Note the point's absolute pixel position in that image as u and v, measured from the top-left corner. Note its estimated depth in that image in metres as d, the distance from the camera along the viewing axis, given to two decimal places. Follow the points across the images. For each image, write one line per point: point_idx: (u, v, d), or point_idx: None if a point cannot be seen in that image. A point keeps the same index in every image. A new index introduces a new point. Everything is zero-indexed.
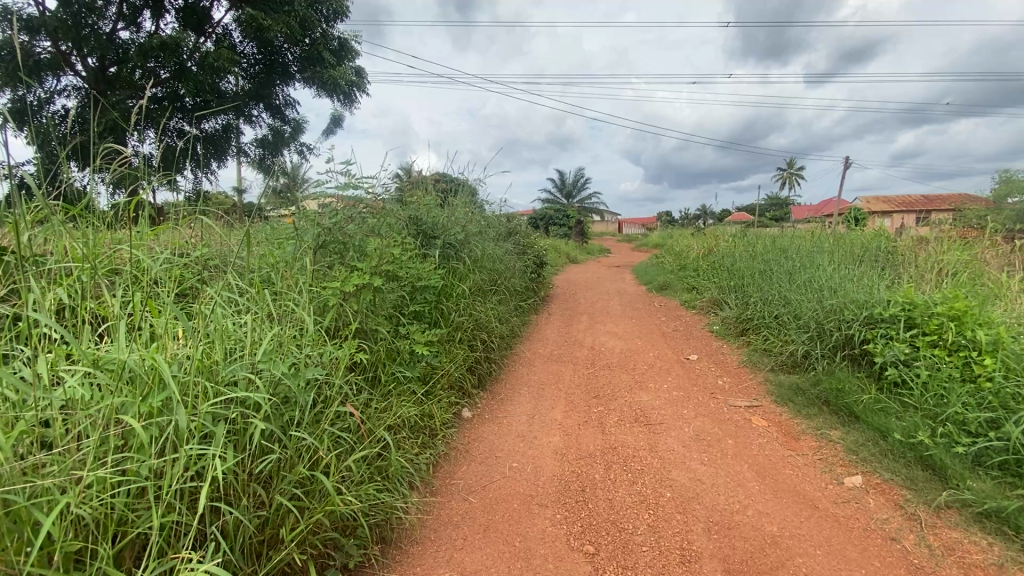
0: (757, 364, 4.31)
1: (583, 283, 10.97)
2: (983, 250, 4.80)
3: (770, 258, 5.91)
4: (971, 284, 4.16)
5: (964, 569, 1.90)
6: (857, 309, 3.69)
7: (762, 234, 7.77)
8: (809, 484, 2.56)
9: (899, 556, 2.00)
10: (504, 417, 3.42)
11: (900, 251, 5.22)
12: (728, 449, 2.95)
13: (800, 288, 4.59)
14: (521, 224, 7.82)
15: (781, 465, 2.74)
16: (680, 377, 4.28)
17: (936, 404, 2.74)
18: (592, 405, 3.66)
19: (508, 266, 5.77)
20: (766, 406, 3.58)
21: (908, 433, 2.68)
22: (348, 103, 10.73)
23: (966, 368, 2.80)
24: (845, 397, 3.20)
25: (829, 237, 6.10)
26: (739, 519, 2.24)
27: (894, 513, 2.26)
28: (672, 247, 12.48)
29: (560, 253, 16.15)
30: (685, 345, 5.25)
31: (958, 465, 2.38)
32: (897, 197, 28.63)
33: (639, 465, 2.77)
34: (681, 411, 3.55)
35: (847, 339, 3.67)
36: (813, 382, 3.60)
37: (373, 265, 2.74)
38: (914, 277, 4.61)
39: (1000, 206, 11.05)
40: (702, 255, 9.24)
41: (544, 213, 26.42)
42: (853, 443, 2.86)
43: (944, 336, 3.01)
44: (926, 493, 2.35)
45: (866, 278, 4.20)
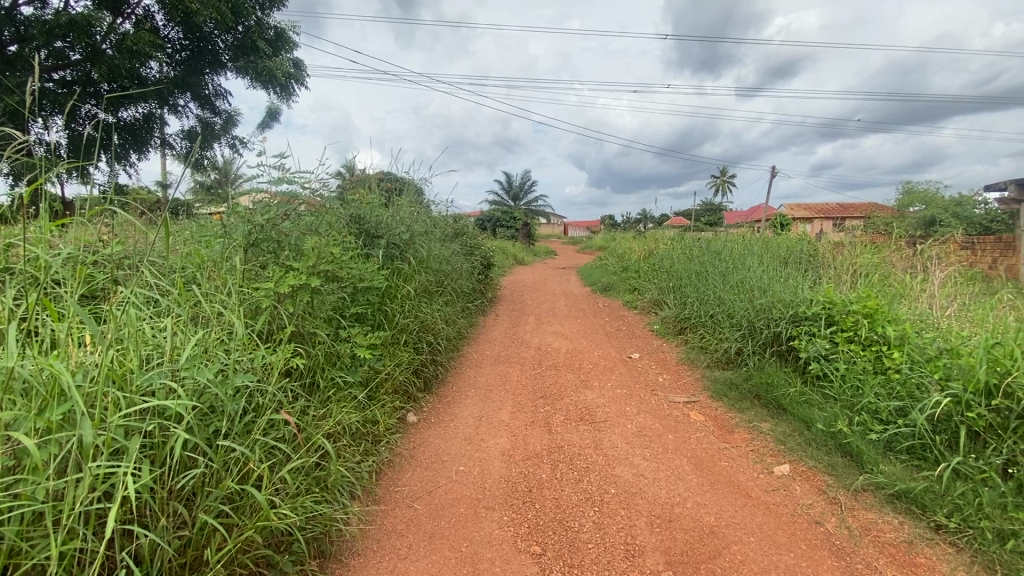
0: (695, 361, 4.51)
1: (530, 284, 11.08)
2: (891, 254, 5.25)
3: (706, 260, 6.22)
4: (881, 285, 4.55)
5: (880, 547, 2.06)
6: (783, 308, 3.93)
7: (698, 237, 8.16)
8: (742, 474, 2.69)
9: (823, 538, 2.14)
10: (450, 420, 3.37)
11: (820, 255, 5.64)
12: (668, 443, 3.05)
13: (733, 288, 4.85)
14: (468, 224, 7.78)
15: (717, 458, 2.87)
16: (623, 375, 4.39)
17: (854, 396, 2.96)
18: (539, 406, 3.68)
19: (456, 267, 5.71)
20: (702, 401, 3.73)
21: (829, 423, 2.89)
22: (285, 96, 10.26)
23: (878, 361, 3.04)
24: (774, 391, 3.42)
25: (758, 241, 6.49)
26: (679, 511, 2.32)
27: (817, 498, 2.42)
28: (615, 250, 12.87)
29: (507, 254, 16.22)
30: (627, 344, 5.41)
31: (872, 451, 2.59)
32: (817, 205, 31.04)
33: (586, 462, 2.81)
34: (624, 408, 3.64)
35: (775, 336, 3.90)
36: (745, 377, 3.80)
37: (311, 265, 2.62)
38: (832, 279, 4.99)
39: (903, 215, 12.21)
40: (643, 257, 9.59)
41: (491, 215, 26.49)
42: (781, 433, 3.04)
43: (859, 332, 3.27)
44: (845, 477, 2.53)
45: (791, 279, 4.50)
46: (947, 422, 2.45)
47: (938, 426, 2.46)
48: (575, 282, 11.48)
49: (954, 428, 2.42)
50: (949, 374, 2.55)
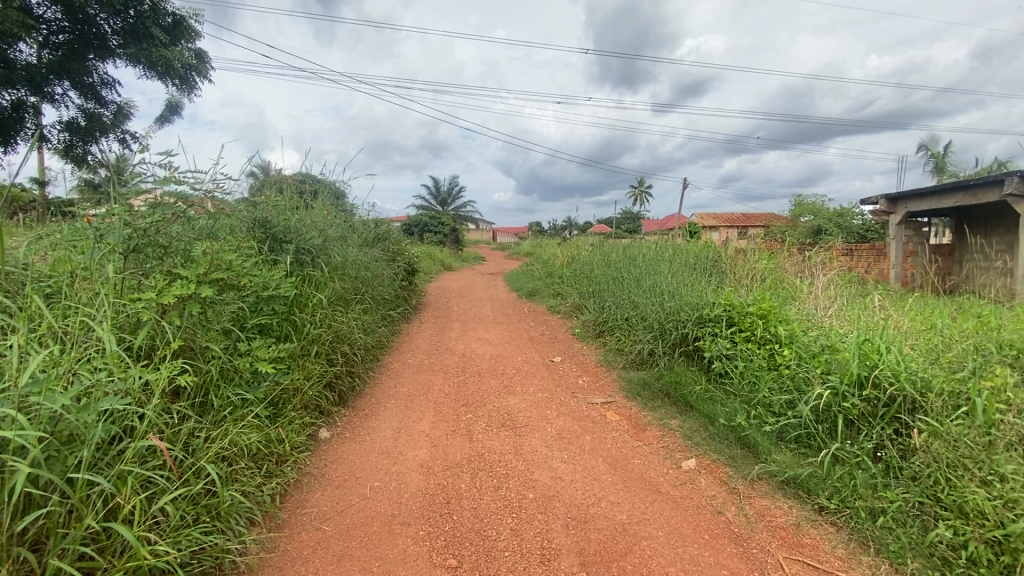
0: (612, 363, 4.69)
1: (457, 290, 11.02)
2: (783, 259, 5.79)
3: (622, 265, 6.50)
4: (775, 289, 5.00)
5: (772, 531, 2.23)
6: (690, 310, 4.19)
7: (617, 243, 8.53)
8: (652, 470, 2.81)
9: (724, 527, 2.28)
10: (366, 434, 3.23)
11: (724, 260, 6.09)
12: (585, 444, 3.12)
13: (646, 291, 5.10)
14: (391, 229, 7.58)
15: (631, 456, 2.98)
16: (544, 379, 4.45)
17: (751, 391, 3.20)
18: (460, 414, 3.63)
19: (376, 273, 5.53)
20: (618, 401, 3.88)
21: (729, 417, 3.11)
22: (187, 89, 9.45)
23: (770, 357, 3.31)
24: (682, 388, 3.63)
25: (671, 247, 6.89)
26: (594, 512, 2.37)
27: (719, 489, 2.58)
28: (541, 255, 13.13)
29: (434, 260, 15.99)
30: (549, 348, 5.51)
31: (766, 442, 2.81)
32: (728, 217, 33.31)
33: (506, 468, 2.80)
34: (545, 412, 3.68)
35: (683, 338, 4.15)
36: (657, 376, 4.00)
37: (202, 272, 2.41)
38: (734, 283, 5.41)
39: (795, 225, 13.54)
40: (567, 263, 9.86)
41: (418, 220, 26.09)
42: (688, 429, 3.22)
43: (755, 331, 3.55)
44: (743, 468, 2.73)
45: (696, 283, 4.81)
46: (827, 412, 2.68)
47: (821, 416, 2.70)
48: (502, 287, 11.57)
49: (833, 417, 2.66)
50: (828, 368, 2.83)
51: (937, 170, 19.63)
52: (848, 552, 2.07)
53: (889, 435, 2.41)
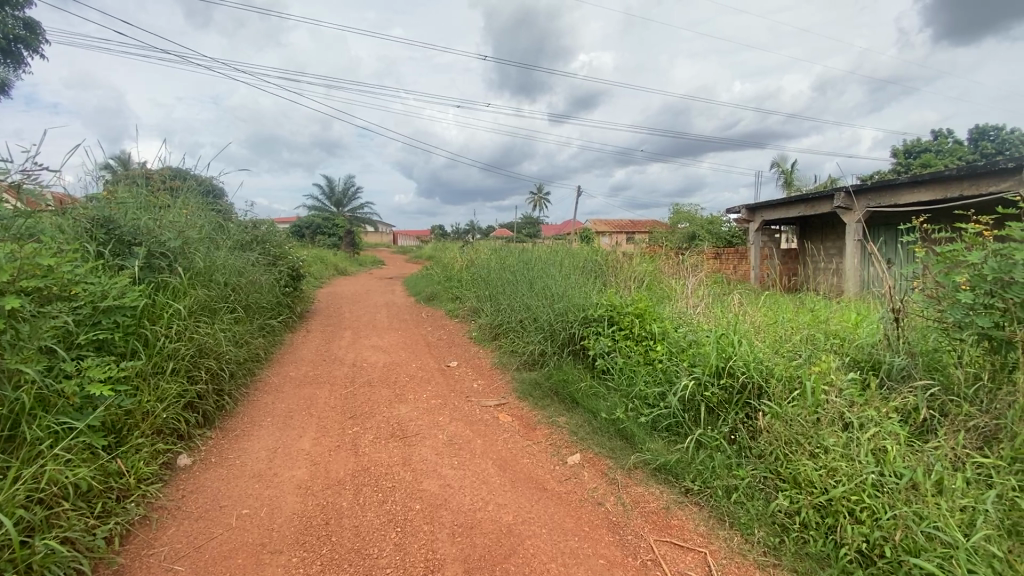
0: (506, 364, 4.75)
1: (352, 295, 10.54)
2: (662, 262, 6.30)
3: (517, 267, 6.64)
4: (653, 291, 5.42)
5: (645, 516, 2.39)
6: (576, 311, 4.40)
7: (514, 246, 8.71)
8: (540, 468, 2.88)
9: (603, 517, 2.39)
10: (236, 457, 2.93)
11: (611, 263, 6.48)
12: (476, 448, 3.11)
13: (537, 293, 5.26)
14: (273, 231, 7.04)
15: (520, 456, 3.03)
16: (438, 385, 4.39)
17: (629, 385, 3.42)
18: (346, 427, 3.43)
19: (253, 279, 5.07)
20: (511, 402, 3.93)
21: (611, 412, 3.29)
22: (13, 64, 8.03)
23: (645, 353, 3.58)
24: (569, 386, 3.79)
25: (564, 251, 7.19)
26: (481, 516, 2.36)
27: (600, 481, 2.71)
28: (440, 259, 13.01)
29: (327, 265, 15.15)
30: (445, 353, 5.45)
31: (641, 433, 3.01)
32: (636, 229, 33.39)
33: (392, 481, 2.70)
34: (437, 418, 3.62)
35: (570, 337, 4.33)
36: (547, 376, 4.12)
37: (8, 282, 2.05)
38: (618, 285, 5.77)
39: (675, 231, 14.85)
40: (465, 266, 9.87)
41: (310, 222, 24.59)
42: (574, 425, 3.36)
43: (633, 329, 3.81)
44: (622, 459, 2.90)
45: (582, 285, 5.06)
46: (691, 401, 2.94)
47: (687, 405, 2.95)
48: (400, 291, 11.27)
49: (696, 406, 2.92)
50: (694, 361, 3.10)
51: (785, 185, 22.73)
52: (709, 528, 2.28)
53: (741, 419, 2.71)
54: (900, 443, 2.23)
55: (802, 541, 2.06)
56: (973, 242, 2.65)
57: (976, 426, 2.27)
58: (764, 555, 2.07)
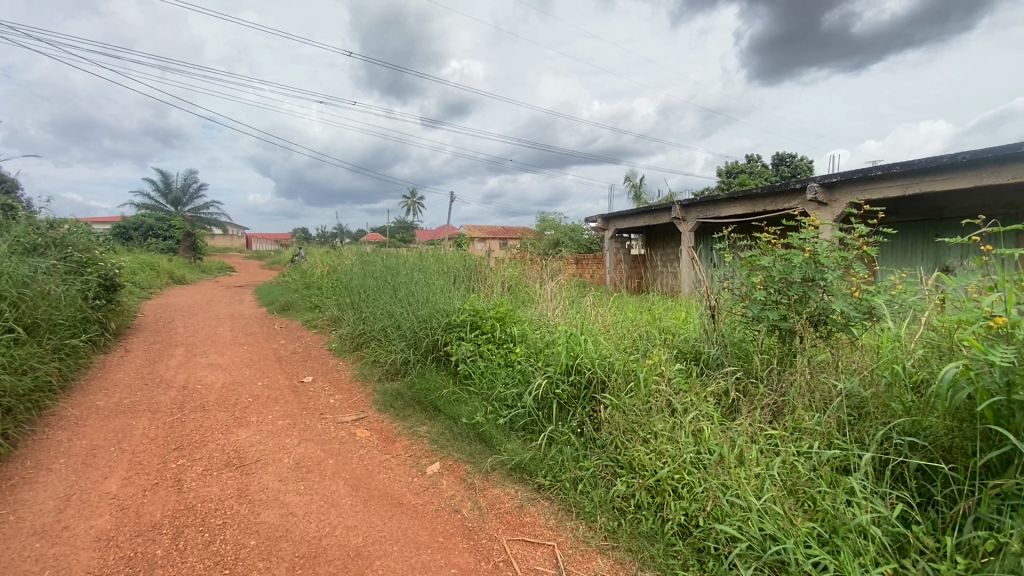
0: (366, 376, 4.51)
1: (190, 306, 9.26)
2: (525, 268, 6.54)
3: (381, 273, 6.39)
4: (517, 295, 5.59)
5: (499, 517, 2.42)
6: (439, 317, 4.35)
7: (379, 251, 8.37)
8: (397, 482, 2.77)
9: (458, 524, 2.38)
10: (9, 512, 2.36)
11: (478, 271, 6.55)
12: (326, 469, 2.90)
13: (400, 300, 5.09)
14: (79, 233, 5.90)
15: (376, 472, 2.89)
16: (288, 403, 4.01)
17: (489, 388, 3.47)
18: (169, 461, 2.96)
19: (43, 291, 4.16)
20: (370, 416, 3.74)
21: (471, 416, 3.30)
22: None
23: (505, 355, 3.65)
24: (431, 394, 3.73)
25: (431, 257, 7.10)
26: (326, 542, 2.19)
27: (458, 488, 2.69)
28: (299, 265, 12.05)
29: (159, 272, 13.13)
30: (298, 368, 5.02)
31: (498, 434, 3.07)
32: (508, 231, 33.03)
33: (223, 517, 2.38)
34: (283, 441, 3.29)
35: (433, 343, 4.27)
36: (409, 385, 4.01)
37: None
38: (484, 291, 5.85)
39: (541, 237, 15.61)
40: (327, 273, 9.26)
41: (138, 222, 21.17)
42: (435, 433, 3.30)
43: (494, 333, 3.87)
44: (480, 462, 2.91)
45: (446, 290, 5.03)
46: (545, 399, 3.07)
47: (541, 404, 3.08)
48: (250, 301, 10.19)
49: (549, 403, 3.06)
50: (548, 360, 3.25)
51: (635, 198, 25.23)
52: (558, 521, 2.38)
53: (587, 413, 2.90)
54: (713, 422, 2.54)
55: (637, 520, 2.26)
56: (766, 248, 3.16)
57: (769, 402, 2.67)
58: (604, 540, 2.22)
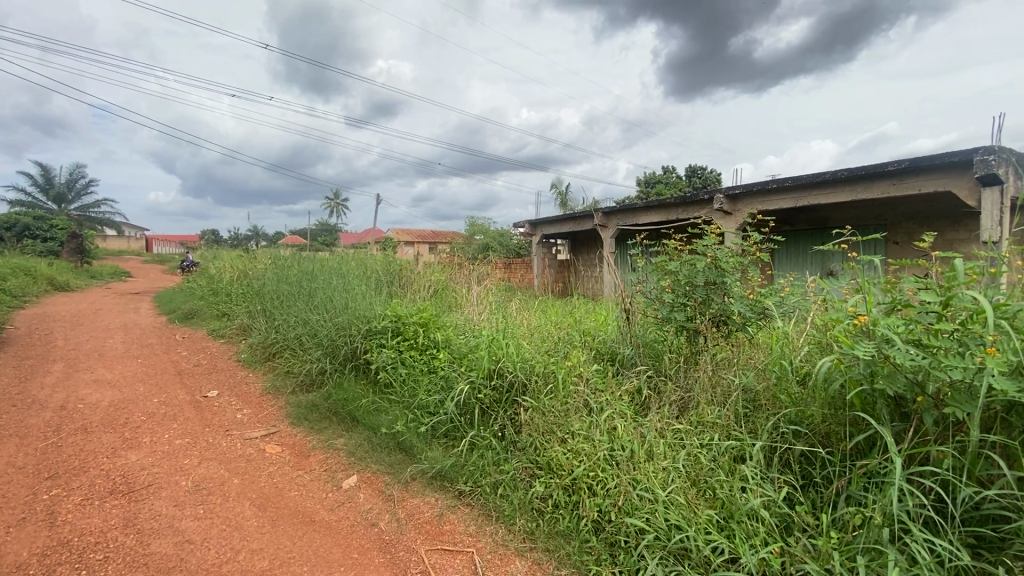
0: (279, 388, 4.25)
1: (72, 316, 8.25)
2: (450, 273, 6.48)
3: (297, 278, 6.05)
4: (442, 301, 5.52)
5: (418, 528, 2.37)
6: (359, 323, 4.20)
7: (296, 255, 7.94)
8: (309, 500, 2.63)
9: (374, 538, 2.30)
10: None
11: (402, 277, 6.40)
12: (230, 490, 2.69)
13: (317, 307, 4.85)
14: None
15: (286, 490, 2.73)
16: (188, 420, 3.69)
17: (411, 396, 3.39)
18: (40, 492, 2.62)
19: None
20: (282, 431, 3.53)
21: (390, 426, 3.22)
22: None
23: (428, 362, 3.59)
24: (349, 404, 3.59)
25: (352, 261, 6.84)
26: (227, 569, 2.03)
27: (375, 501, 2.61)
28: (206, 270, 11.15)
29: (34, 277, 11.60)
30: (201, 381, 4.63)
31: (419, 442, 3.02)
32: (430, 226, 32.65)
33: (106, 550, 2.14)
34: (181, 462, 3.02)
35: (353, 352, 4.11)
36: (325, 396, 3.83)
37: None
38: (407, 296, 5.72)
39: (468, 242, 15.59)
40: (237, 279, 8.64)
41: (8, 221, 18.60)
42: (352, 445, 3.18)
43: (417, 339, 3.79)
44: (399, 473, 2.84)
45: (367, 295, 4.86)
46: (466, 405, 3.07)
47: (463, 409, 3.06)
48: (148, 309, 9.27)
49: (472, 409, 3.05)
50: (471, 366, 3.24)
51: (562, 204, 25.86)
52: (477, 526, 2.38)
53: (508, 416, 2.92)
54: (626, 419, 2.66)
55: (554, 519, 2.31)
56: (674, 254, 3.36)
57: (676, 398, 2.83)
58: (523, 541, 2.25)
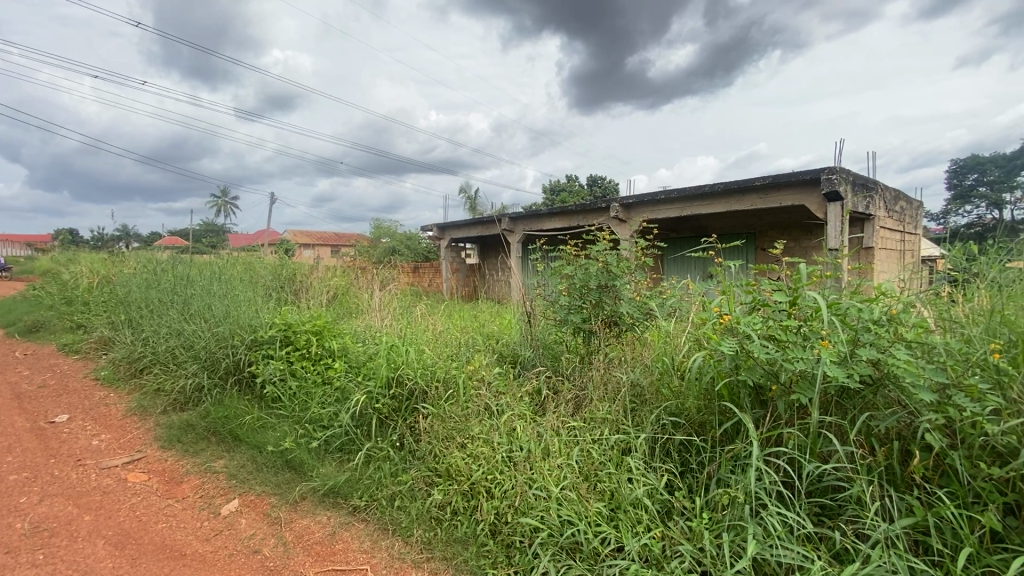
0: (146, 408, 3.78)
1: None
2: (350, 278, 6.20)
3: (172, 283, 5.43)
4: (341, 308, 5.26)
5: (307, 550, 2.23)
6: (244, 333, 3.87)
7: (173, 258, 7.15)
8: (179, 532, 2.36)
9: (256, 567, 2.13)
10: None
11: (297, 283, 6.01)
12: (80, 529, 2.34)
13: (195, 316, 4.39)
14: None
15: (153, 523, 2.43)
16: (26, 452, 3.15)
17: (302, 410, 3.19)
18: None
19: None
20: (149, 456, 3.14)
21: (278, 442, 3.00)
22: None
23: (322, 372, 3.38)
24: (231, 422, 3.29)
25: (240, 265, 6.29)
26: None
27: (259, 526, 2.41)
28: (58, 275, 9.63)
29: None
30: (46, 405, 3.98)
31: (310, 458, 2.84)
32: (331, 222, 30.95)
33: None
34: (14, 502, 2.56)
35: (235, 365, 3.78)
36: (203, 415, 3.48)
37: None
38: (302, 303, 5.37)
39: (373, 245, 15.08)
40: (98, 285, 7.58)
41: None
42: (234, 467, 2.91)
43: (309, 349, 3.55)
44: (286, 493, 2.65)
45: (254, 303, 4.48)
46: (363, 416, 2.95)
47: (359, 421, 2.94)
48: None
49: (368, 420, 2.94)
50: (368, 375, 3.12)
51: (470, 208, 25.92)
52: (373, 542, 2.29)
53: (407, 425, 2.86)
54: (525, 420, 2.71)
55: (453, 526, 2.29)
56: (570, 259, 3.50)
57: (572, 397, 2.95)
58: (420, 552, 2.20)
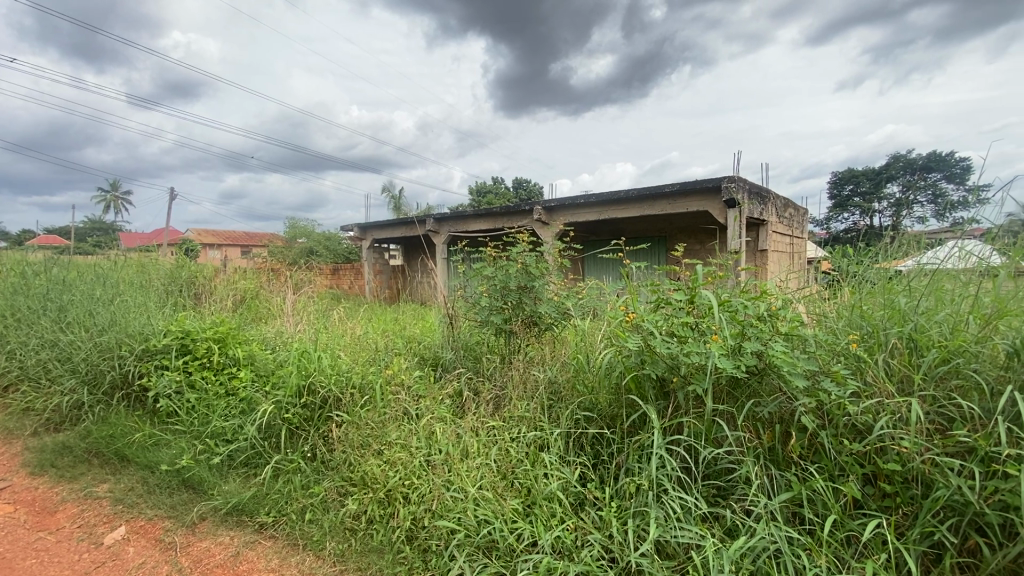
0: (11, 431, 3.33)
1: None
2: (261, 281, 5.83)
3: (45, 287, 4.81)
4: (250, 313, 4.93)
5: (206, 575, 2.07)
6: (134, 342, 3.51)
7: (47, 259, 6.32)
8: (52, 568, 2.10)
9: None
10: None
11: (199, 287, 5.55)
12: None
13: (74, 325, 3.92)
14: None
15: (18, 560, 2.14)
16: None
17: (202, 424, 2.95)
18: None
19: None
20: (15, 484, 2.76)
21: (174, 460, 2.76)
22: None
23: (225, 382, 3.15)
24: (117, 442, 2.97)
25: (131, 267, 5.71)
26: None
27: (150, 553, 2.20)
28: None
29: None
30: None
31: (211, 476, 2.64)
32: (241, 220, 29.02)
33: None
34: None
35: (123, 378, 3.42)
36: (83, 435, 3.12)
37: None
38: (205, 308, 4.97)
39: (288, 246, 14.29)
40: None
41: None
42: (121, 491, 2.64)
43: (210, 357, 3.30)
44: (182, 515, 2.44)
45: (145, 309, 4.08)
46: (271, 427, 2.80)
47: (266, 433, 2.78)
48: None
49: (277, 431, 2.79)
50: (277, 384, 2.95)
51: (394, 209, 25.37)
52: (281, 559, 2.17)
53: (320, 435, 2.74)
54: (444, 422, 2.70)
55: (368, 535, 2.24)
56: (490, 260, 3.52)
57: (491, 397, 2.98)
58: (333, 565, 2.12)
